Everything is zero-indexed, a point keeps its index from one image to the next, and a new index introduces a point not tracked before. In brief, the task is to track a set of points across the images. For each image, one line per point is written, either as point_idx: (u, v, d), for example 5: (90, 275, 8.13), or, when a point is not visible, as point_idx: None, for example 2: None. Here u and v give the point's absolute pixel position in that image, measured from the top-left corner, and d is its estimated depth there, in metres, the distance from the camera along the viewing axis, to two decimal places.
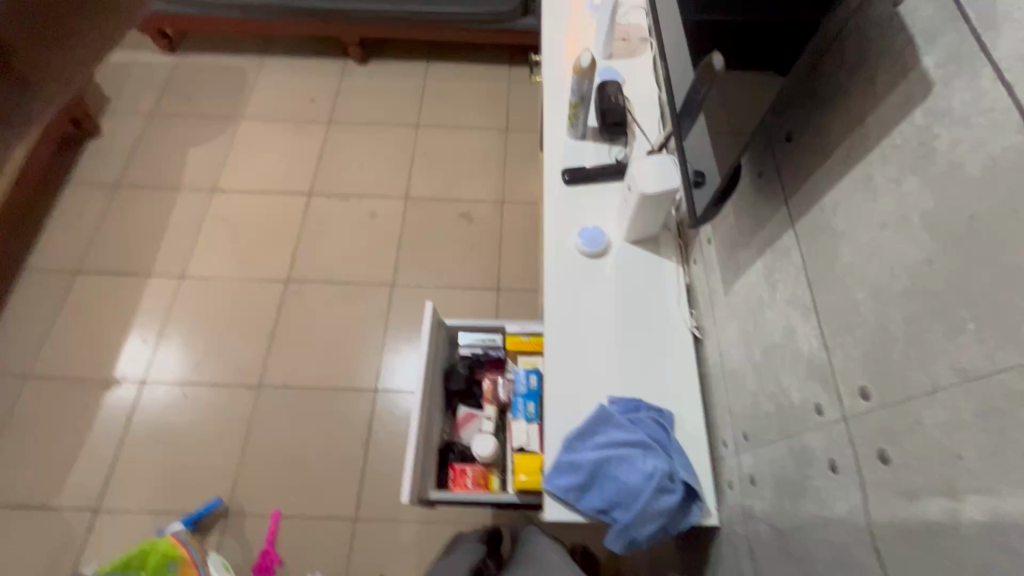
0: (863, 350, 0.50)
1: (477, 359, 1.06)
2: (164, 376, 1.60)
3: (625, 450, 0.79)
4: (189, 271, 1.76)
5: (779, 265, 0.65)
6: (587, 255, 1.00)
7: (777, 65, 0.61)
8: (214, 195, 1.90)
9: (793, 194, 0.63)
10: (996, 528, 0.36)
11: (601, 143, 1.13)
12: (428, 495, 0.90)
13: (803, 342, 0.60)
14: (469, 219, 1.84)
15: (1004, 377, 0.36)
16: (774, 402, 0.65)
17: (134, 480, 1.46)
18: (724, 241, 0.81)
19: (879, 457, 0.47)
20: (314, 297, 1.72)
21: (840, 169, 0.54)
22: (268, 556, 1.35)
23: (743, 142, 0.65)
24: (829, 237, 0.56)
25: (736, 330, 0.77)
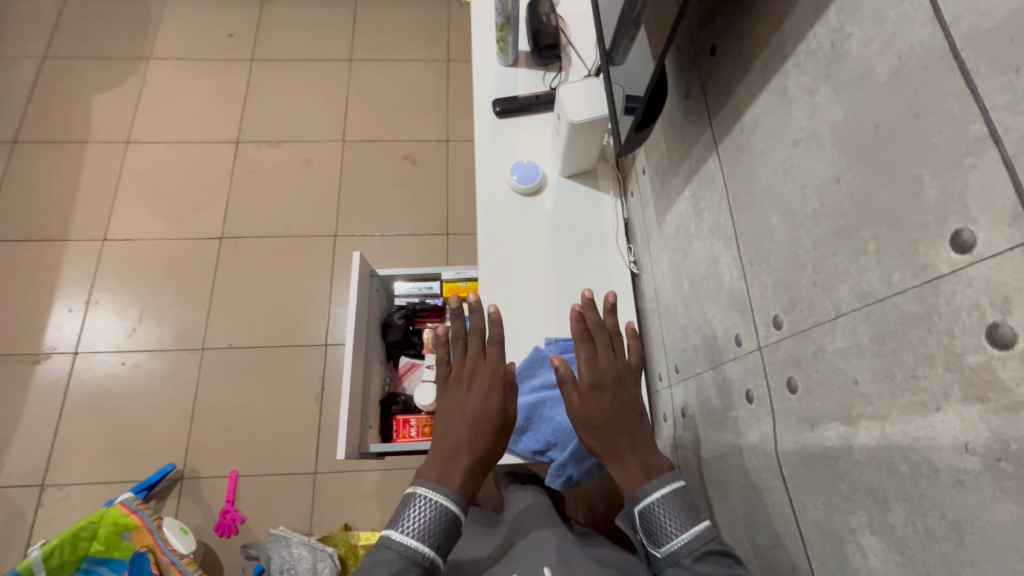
0: (776, 278, 0.48)
1: (415, 309, 1.02)
2: (99, 346, 1.52)
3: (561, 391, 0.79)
4: (112, 233, 1.64)
5: (704, 193, 0.62)
6: (521, 193, 0.95)
7: None
8: (130, 148, 1.73)
9: (717, 115, 0.58)
10: (883, 452, 0.35)
11: (535, 70, 1.05)
12: (370, 448, 0.89)
13: (724, 272, 0.57)
14: (413, 161, 1.75)
15: (898, 299, 0.34)
16: (701, 334, 0.64)
17: (80, 453, 1.41)
18: (656, 169, 0.77)
19: (788, 386, 0.46)
20: (253, 253, 1.63)
21: (759, 82, 0.50)
22: (229, 514, 1.34)
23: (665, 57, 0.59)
24: (749, 159, 0.52)
25: (668, 264, 0.75)
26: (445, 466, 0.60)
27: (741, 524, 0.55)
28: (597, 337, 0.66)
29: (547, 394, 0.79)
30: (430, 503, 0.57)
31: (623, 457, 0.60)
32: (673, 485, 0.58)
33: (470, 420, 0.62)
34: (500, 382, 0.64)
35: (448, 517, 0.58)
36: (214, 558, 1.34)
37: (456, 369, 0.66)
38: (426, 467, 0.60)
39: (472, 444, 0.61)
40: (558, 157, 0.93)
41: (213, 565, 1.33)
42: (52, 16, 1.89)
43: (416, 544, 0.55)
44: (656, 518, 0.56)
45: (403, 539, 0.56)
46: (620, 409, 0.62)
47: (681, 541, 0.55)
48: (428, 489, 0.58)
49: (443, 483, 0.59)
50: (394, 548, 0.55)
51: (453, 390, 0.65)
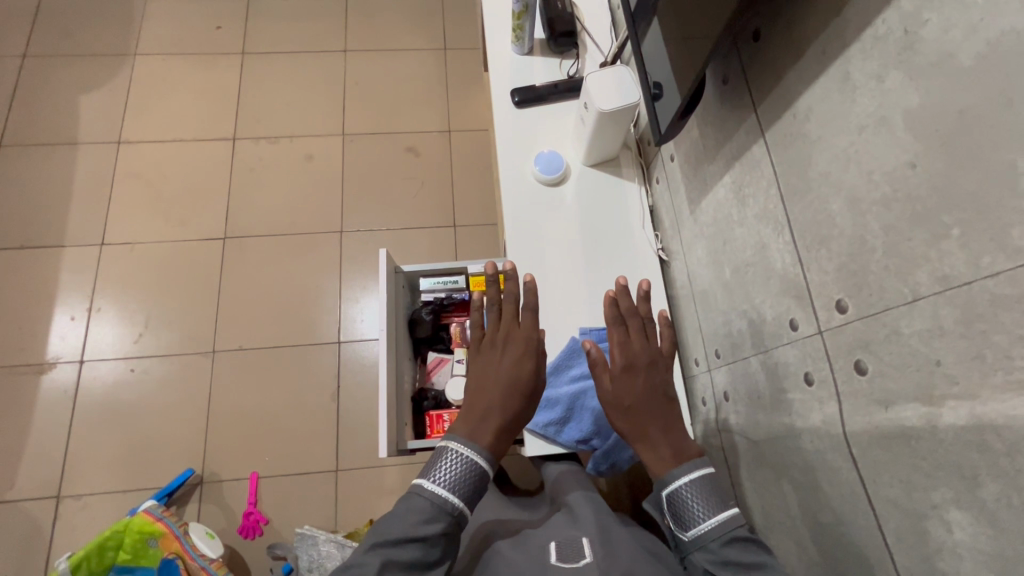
0: (839, 263, 0.48)
1: (441, 304, 1.01)
2: (106, 353, 1.49)
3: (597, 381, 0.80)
4: (110, 237, 1.59)
5: (749, 179, 0.62)
6: (545, 183, 0.94)
7: None
8: (122, 148, 1.68)
9: (763, 101, 0.58)
10: (974, 431, 0.36)
11: (550, 58, 1.04)
12: (407, 445, 0.89)
13: (775, 258, 0.58)
14: (415, 152, 1.72)
15: (989, 283, 0.35)
16: (746, 319, 0.65)
17: (95, 462, 1.39)
18: (688, 156, 0.78)
19: (856, 368, 0.47)
20: (258, 252, 1.60)
21: (813, 68, 0.50)
22: (252, 515, 1.31)
23: (709, 44, 0.59)
24: (803, 145, 0.52)
25: (704, 250, 0.75)
26: (476, 424, 0.60)
27: (797, 503, 0.57)
28: (630, 322, 0.67)
29: (587, 384, 0.80)
30: (461, 457, 0.57)
31: (653, 439, 0.60)
32: (703, 470, 0.58)
33: (502, 383, 0.62)
34: (535, 348, 0.64)
35: (478, 474, 0.58)
36: (239, 560, 1.34)
37: (490, 334, 0.66)
38: (457, 424, 0.60)
39: (504, 406, 0.61)
40: (582, 146, 0.93)
41: (239, 567, 1.33)
42: (29, 12, 1.81)
43: (447, 495, 0.56)
44: (684, 501, 0.57)
45: (434, 489, 0.57)
46: (652, 392, 0.63)
47: (710, 525, 0.56)
48: (459, 445, 0.58)
49: (474, 440, 0.59)
50: (425, 496, 0.56)
51: (486, 353, 0.65)
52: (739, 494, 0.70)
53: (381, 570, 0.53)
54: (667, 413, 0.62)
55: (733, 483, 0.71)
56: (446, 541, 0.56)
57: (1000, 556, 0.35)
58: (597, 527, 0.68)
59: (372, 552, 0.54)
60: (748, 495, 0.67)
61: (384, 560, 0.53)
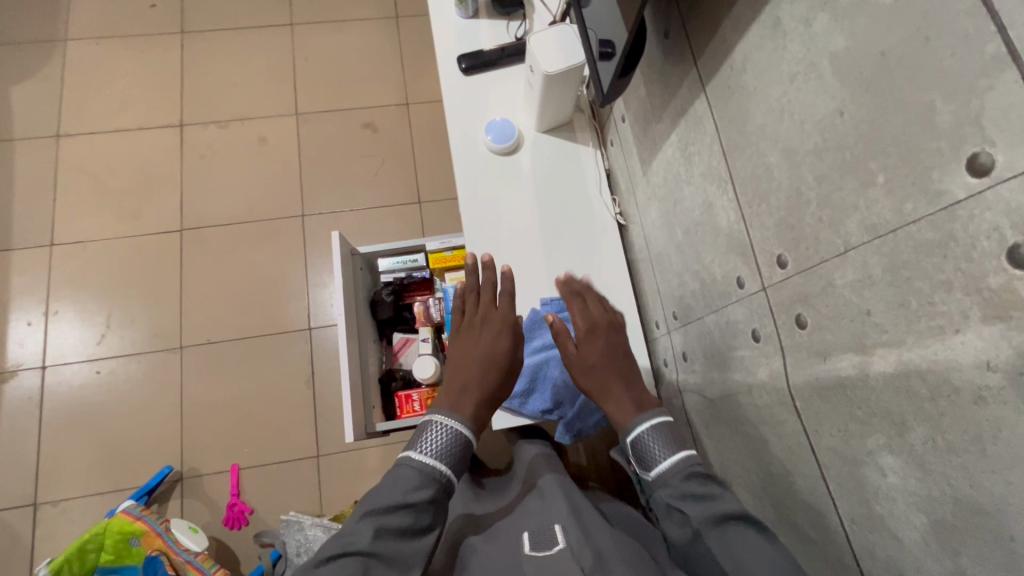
0: (778, 218, 0.48)
1: (402, 284, 0.99)
2: (68, 357, 1.45)
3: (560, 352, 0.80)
4: (59, 236, 1.53)
5: (693, 137, 0.61)
6: (499, 154, 0.92)
7: None
8: (62, 142, 1.59)
9: (702, 54, 0.56)
10: (902, 377, 0.36)
11: (497, 20, 1.00)
12: (377, 427, 0.89)
13: (720, 216, 0.57)
14: (373, 129, 1.67)
15: (912, 229, 0.34)
16: (698, 280, 0.65)
17: (69, 467, 1.37)
18: (637, 116, 0.75)
19: (797, 322, 0.47)
20: (218, 242, 1.55)
21: (747, 15, 0.48)
22: (236, 507, 1.31)
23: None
24: (741, 97, 0.51)
25: (657, 213, 0.74)
26: (456, 398, 0.59)
27: (751, 456, 0.58)
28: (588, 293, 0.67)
29: (550, 354, 0.79)
30: (445, 427, 0.56)
31: (615, 394, 0.60)
32: (662, 418, 0.57)
33: (481, 357, 0.61)
34: (511, 327, 0.63)
35: (464, 443, 0.57)
36: (228, 551, 1.34)
37: (468, 315, 0.65)
38: (438, 400, 0.59)
39: (482, 381, 0.60)
40: (533, 111, 0.90)
41: (228, 557, 1.33)
42: None
43: (434, 462, 0.55)
44: (646, 445, 0.56)
45: (421, 459, 0.55)
46: (616, 350, 0.63)
47: (669, 463, 0.54)
48: (442, 416, 0.57)
49: (456, 412, 0.58)
50: (413, 466, 0.55)
51: (463, 333, 0.64)
52: (702, 452, 0.71)
53: (374, 538, 0.51)
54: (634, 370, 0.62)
55: (695, 441, 0.72)
56: (436, 507, 0.55)
57: (929, 496, 0.36)
58: (557, 500, 0.68)
59: (365, 521, 0.52)
60: (708, 452, 0.68)
61: (376, 527, 0.51)
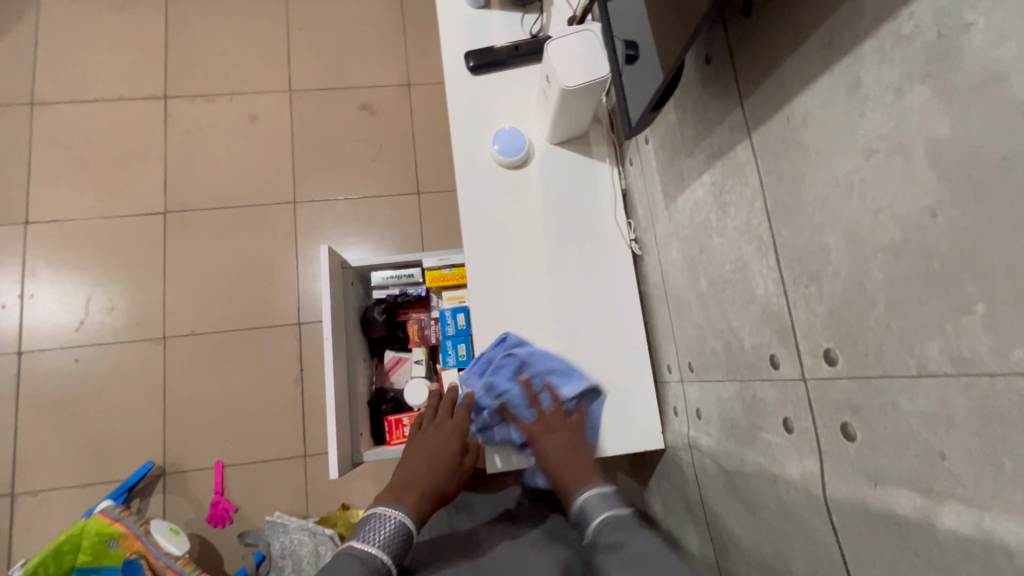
0: (830, 308, 0.41)
1: (396, 301, 0.93)
2: (45, 342, 1.38)
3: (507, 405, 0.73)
4: (34, 214, 1.44)
5: (731, 184, 0.53)
6: (507, 167, 0.84)
7: None
8: (37, 111, 1.48)
9: (751, 94, 0.48)
10: (979, 544, 0.30)
11: (511, 12, 0.90)
12: (362, 456, 0.84)
13: (757, 282, 0.51)
14: (372, 110, 1.56)
15: (1017, 381, 0.28)
16: (722, 341, 0.58)
17: (48, 458, 1.33)
18: (664, 143, 0.67)
19: (843, 431, 0.41)
20: (203, 227, 1.47)
21: (814, 64, 0.40)
22: (220, 506, 1.28)
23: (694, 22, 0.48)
24: (796, 157, 0.43)
25: (680, 253, 0.67)
26: (399, 491, 0.66)
27: (769, 547, 0.52)
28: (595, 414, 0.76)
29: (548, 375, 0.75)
30: (390, 516, 0.62)
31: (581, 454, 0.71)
32: (606, 488, 0.63)
33: (430, 455, 0.69)
34: (459, 432, 0.72)
35: (405, 534, 0.62)
36: (211, 549, 1.32)
37: (423, 421, 0.75)
38: (383, 494, 0.66)
39: (426, 478, 0.67)
40: (546, 121, 0.81)
41: (211, 555, 1.31)
42: None
43: (377, 552, 0.59)
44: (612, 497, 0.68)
45: (366, 547, 0.59)
46: (564, 451, 0.68)
47: (602, 520, 0.59)
48: (385, 507, 0.63)
49: (399, 505, 0.64)
50: (356, 556, 0.58)
51: (416, 436, 0.73)
52: (708, 515, 0.66)
53: None
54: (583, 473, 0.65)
55: (703, 503, 0.67)
56: None
57: None
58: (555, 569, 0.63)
59: None
60: (718, 521, 0.63)
61: None
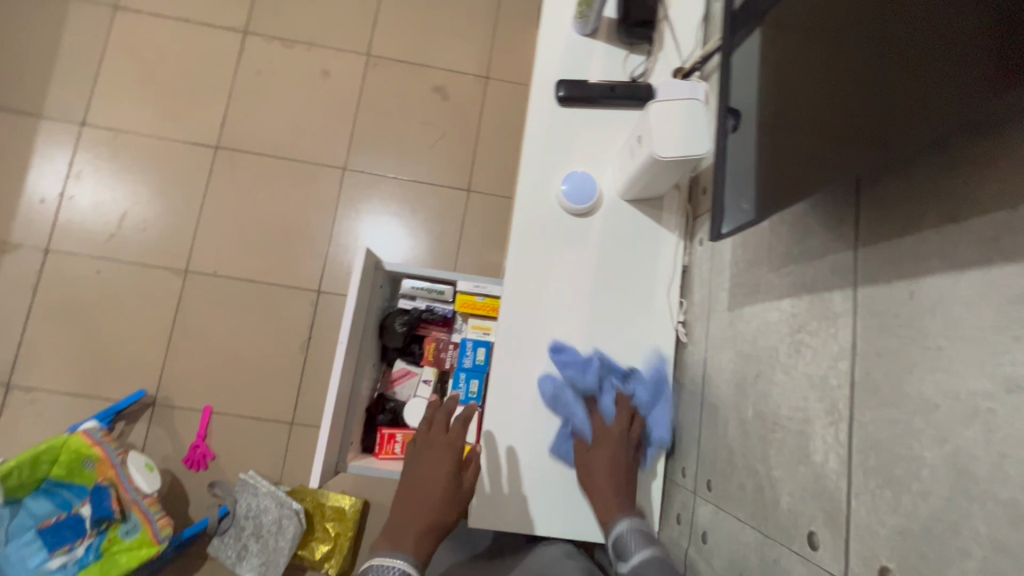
0: (901, 526, 0.36)
1: (420, 315, 0.89)
2: (73, 246, 1.39)
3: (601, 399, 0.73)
4: (92, 117, 1.43)
5: (816, 325, 0.48)
6: (573, 215, 0.78)
7: (945, 44, 0.35)
8: (118, 15, 1.47)
9: (870, 244, 0.43)
10: None
11: (616, 48, 0.84)
12: (346, 466, 0.80)
13: (815, 445, 0.45)
14: (443, 95, 1.51)
15: None
16: (755, 483, 0.53)
17: (49, 359, 1.34)
18: (748, 243, 0.62)
19: None
20: (250, 171, 1.45)
21: (966, 251, 0.34)
22: (198, 450, 1.29)
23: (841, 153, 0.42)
24: (910, 341, 0.38)
25: (731, 363, 0.62)
26: (397, 535, 0.63)
27: None
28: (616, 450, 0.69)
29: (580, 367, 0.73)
30: (391, 567, 0.60)
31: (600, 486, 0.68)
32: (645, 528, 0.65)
33: (428, 488, 0.66)
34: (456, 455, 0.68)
35: None
36: (180, 489, 1.32)
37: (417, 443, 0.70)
38: (380, 539, 0.64)
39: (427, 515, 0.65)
40: (624, 176, 0.76)
41: (179, 495, 1.31)
42: None
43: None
44: (621, 541, 0.64)
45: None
46: (609, 473, 0.68)
47: (642, 555, 0.62)
48: (383, 556, 0.61)
49: (399, 550, 0.62)
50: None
51: (413, 462, 0.69)
52: None
53: None
54: (626, 501, 0.67)
55: None
56: None
57: None
58: None
59: None
60: None
61: None
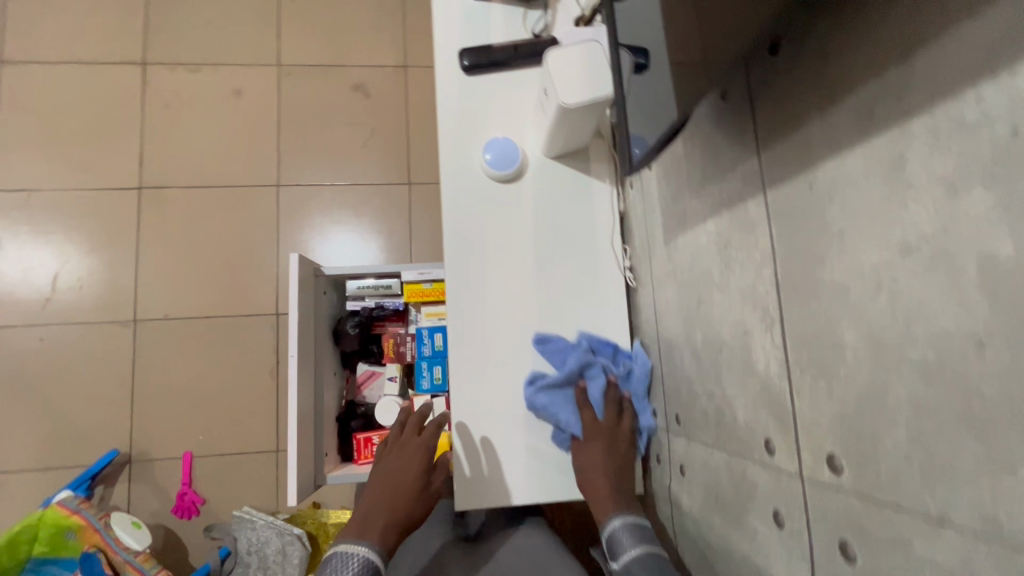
0: (839, 411, 0.36)
1: (371, 314, 0.87)
2: (10, 318, 1.32)
3: (590, 385, 0.72)
4: (1, 181, 1.36)
5: (738, 239, 0.48)
6: (500, 181, 0.77)
7: None
8: (5, 70, 1.39)
9: (768, 148, 0.43)
10: None
11: (513, 7, 0.82)
12: (326, 479, 0.79)
13: (757, 355, 0.46)
14: (365, 92, 1.47)
15: None
16: (713, 404, 0.54)
17: (10, 438, 1.28)
18: (669, 174, 0.61)
19: (840, 548, 0.37)
20: (182, 206, 1.39)
21: (848, 130, 0.34)
22: (187, 497, 1.25)
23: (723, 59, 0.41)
24: (817, 231, 0.38)
25: (675, 296, 0.62)
26: (361, 523, 0.64)
27: None
28: (621, 431, 0.70)
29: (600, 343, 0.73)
30: (354, 554, 0.61)
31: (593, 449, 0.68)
32: (640, 520, 0.64)
33: (396, 480, 0.68)
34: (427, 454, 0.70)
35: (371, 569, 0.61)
36: (176, 540, 1.29)
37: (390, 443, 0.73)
38: (345, 529, 0.65)
39: (393, 504, 0.66)
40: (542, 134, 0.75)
41: (176, 547, 1.28)
42: None
43: None
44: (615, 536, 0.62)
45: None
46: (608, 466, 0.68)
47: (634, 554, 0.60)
48: (347, 544, 0.62)
49: (362, 539, 0.63)
50: None
51: (385, 458, 0.71)
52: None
53: None
54: (620, 496, 0.66)
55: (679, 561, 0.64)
56: None
57: None
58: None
59: None
60: None
61: None
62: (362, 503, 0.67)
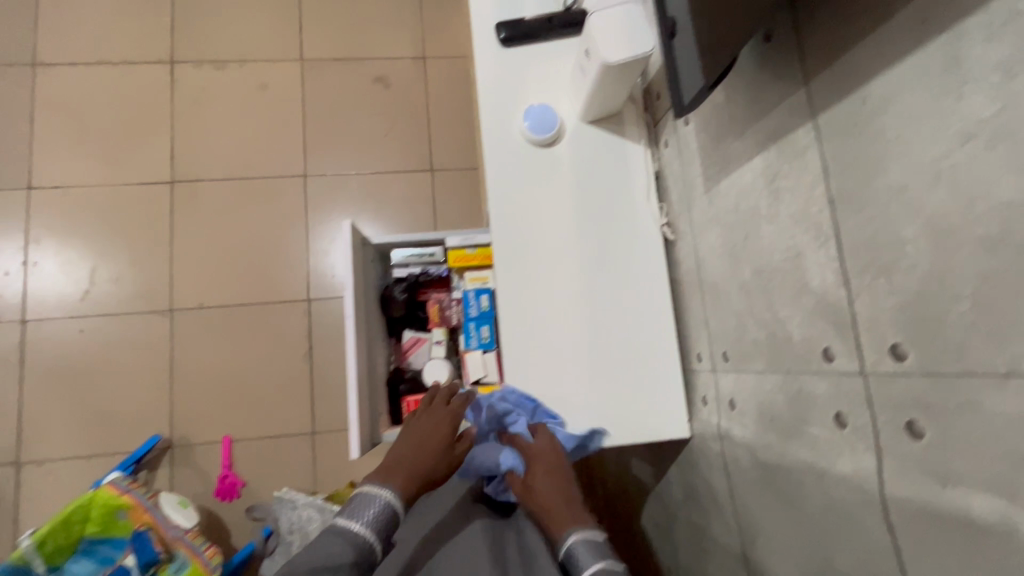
0: (902, 301, 0.39)
1: (416, 280, 0.92)
2: (50, 312, 1.36)
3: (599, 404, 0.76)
4: (38, 179, 1.40)
5: (788, 168, 0.51)
6: (539, 146, 0.80)
7: None
8: (39, 73, 1.43)
9: (818, 75, 0.46)
10: None
11: None
12: (382, 437, 0.82)
13: (812, 272, 0.49)
14: (385, 83, 1.51)
15: None
16: (765, 331, 0.57)
17: (54, 427, 1.31)
18: (710, 123, 0.65)
19: (908, 429, 0.40)
20: (213, 198, 1.43)
21: (902, 41, 0.38)
22: (228, 479, 1.30)
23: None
24: (872, 143, 0.41)
25: (719, 238, 0.65)
26: (387, 471, 0.63)
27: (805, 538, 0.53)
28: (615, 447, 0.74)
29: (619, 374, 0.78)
30: (376, 496, 0.59)
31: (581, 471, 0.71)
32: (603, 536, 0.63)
33: (422, 439, 0.67)
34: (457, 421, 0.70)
35: (391, 516, 0.59)
36: (219, 522, 1.32)
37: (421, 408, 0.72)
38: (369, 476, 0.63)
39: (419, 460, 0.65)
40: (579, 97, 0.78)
41: (219, 528, 1.31)
42: None
43: (362, 531, 0.56)
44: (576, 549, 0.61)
45: (356, 528, 0.56)
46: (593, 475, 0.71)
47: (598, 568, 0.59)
48: (371, 487, 0.60)
49: (388, 484, 0.61)
50: (344, 537, 0.55)
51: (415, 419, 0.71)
52: (738, 509, 0.66)
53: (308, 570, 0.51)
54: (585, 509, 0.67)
55: (731, 494, 0.67)
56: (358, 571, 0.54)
57: None
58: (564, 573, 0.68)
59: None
60: (750, 513, 0.63)
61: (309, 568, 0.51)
62: (388, 455, 0.66)
